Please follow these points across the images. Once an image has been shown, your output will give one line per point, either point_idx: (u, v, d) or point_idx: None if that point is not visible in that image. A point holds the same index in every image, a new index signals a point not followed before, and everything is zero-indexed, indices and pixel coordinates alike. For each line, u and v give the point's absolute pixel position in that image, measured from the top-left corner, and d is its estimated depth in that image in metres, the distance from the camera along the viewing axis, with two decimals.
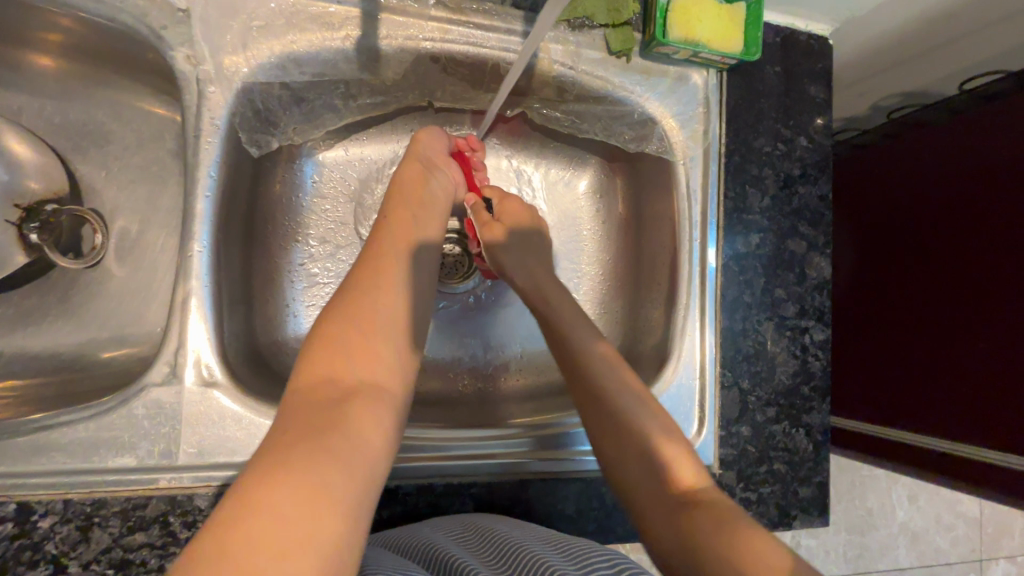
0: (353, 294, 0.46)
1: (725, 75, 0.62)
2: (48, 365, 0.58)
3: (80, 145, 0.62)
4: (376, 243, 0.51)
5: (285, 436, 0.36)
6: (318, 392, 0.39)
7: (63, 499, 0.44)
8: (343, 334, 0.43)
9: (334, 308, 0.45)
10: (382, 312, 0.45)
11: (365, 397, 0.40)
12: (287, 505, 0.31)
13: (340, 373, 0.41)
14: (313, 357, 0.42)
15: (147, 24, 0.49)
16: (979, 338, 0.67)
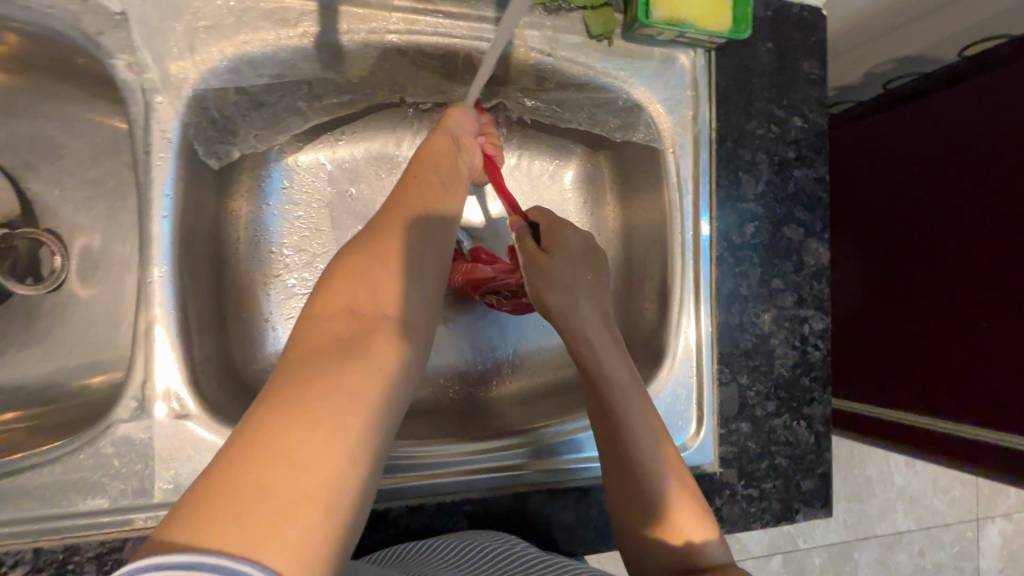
0: (377, 234, 0.42)
1: (714, 54, 0.58)
2: (13, 398, 0.55)
3: (29, 161, 0.58)
4: (399, 197, 0.46)
5: (296, 369, 0.32)
6: (335, 325, 0.35)
7: (32, 548, 0.42)
8: (364, 268, 0.39)
9: (357, 244, 0.41)
10: (407, 252, 0.42)
11: (386, 331, 0.36)
12: (300, 445, 0.28)
13: (361, 305, 0.37)
14: (329, 287, 0.38)
15: (82, 30, 0.45)
16: (984, 322, 0.65)
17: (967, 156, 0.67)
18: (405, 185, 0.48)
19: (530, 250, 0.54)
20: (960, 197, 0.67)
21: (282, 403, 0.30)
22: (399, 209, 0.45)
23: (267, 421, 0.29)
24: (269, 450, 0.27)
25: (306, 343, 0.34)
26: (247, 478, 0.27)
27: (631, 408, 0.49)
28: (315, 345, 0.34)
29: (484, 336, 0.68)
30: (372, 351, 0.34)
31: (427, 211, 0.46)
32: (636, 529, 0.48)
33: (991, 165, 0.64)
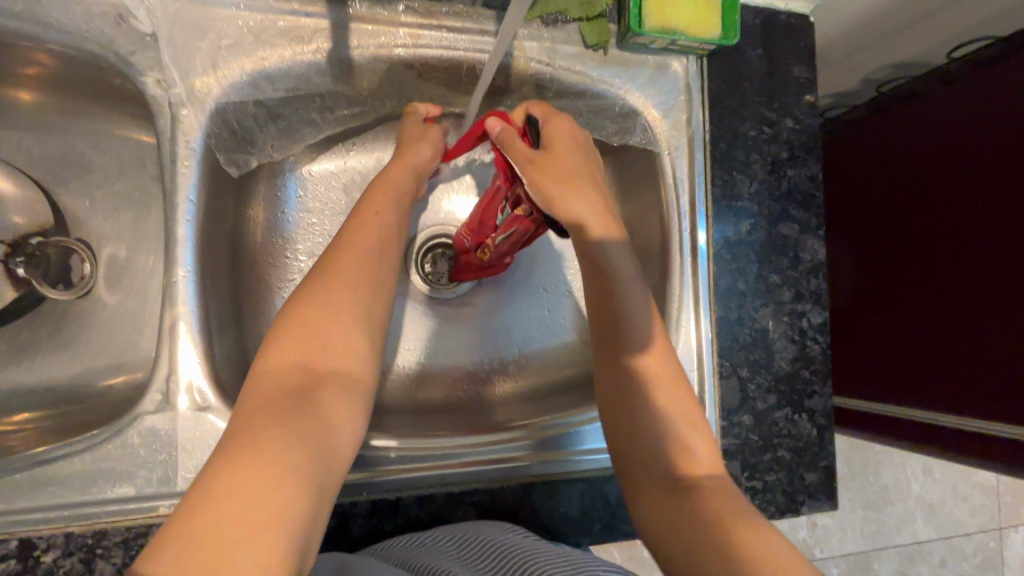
0: (333, 273, 0.44)
1: (706, 61, 0.61)
2: (44, 399, 0.58)
3: (61, 176, 0.62)
4: (359, 220, 0.49)
5: (251, 422, 0.34)
6: (288, 377, 0.38)
7: (63, 533, 0.44)
8: (318, 319, 0.41)
9: (311, 286, 0.43)
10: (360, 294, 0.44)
11: (332, 390, 0.39)
12: (252, 485, 0.29)
13: (312, 359, 0.39)
14: (283, 341, 0.40)
15: (115, 51, 0.49)
16: (986, 315, 0.66)
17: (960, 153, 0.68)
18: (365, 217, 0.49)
19: (523, 148, 0.47)
20: (954, 196, 0.69)
21: (239, 449, 0.31)
22: (356, 244, 0.47)
23: (222, 466, 0.30)
24: (224, 490, 0.29)
25: (258, 399, 0.36)
26: (201, 517, 0.28)
27: (636, 324, 0.48)
28: (268, 399, 0.36)
29: (486, 337, 0.69)
30: (320, 411, 0.37)
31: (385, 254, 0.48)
32: (638, 454, 0.46)
33: (985, 162, 0.66)
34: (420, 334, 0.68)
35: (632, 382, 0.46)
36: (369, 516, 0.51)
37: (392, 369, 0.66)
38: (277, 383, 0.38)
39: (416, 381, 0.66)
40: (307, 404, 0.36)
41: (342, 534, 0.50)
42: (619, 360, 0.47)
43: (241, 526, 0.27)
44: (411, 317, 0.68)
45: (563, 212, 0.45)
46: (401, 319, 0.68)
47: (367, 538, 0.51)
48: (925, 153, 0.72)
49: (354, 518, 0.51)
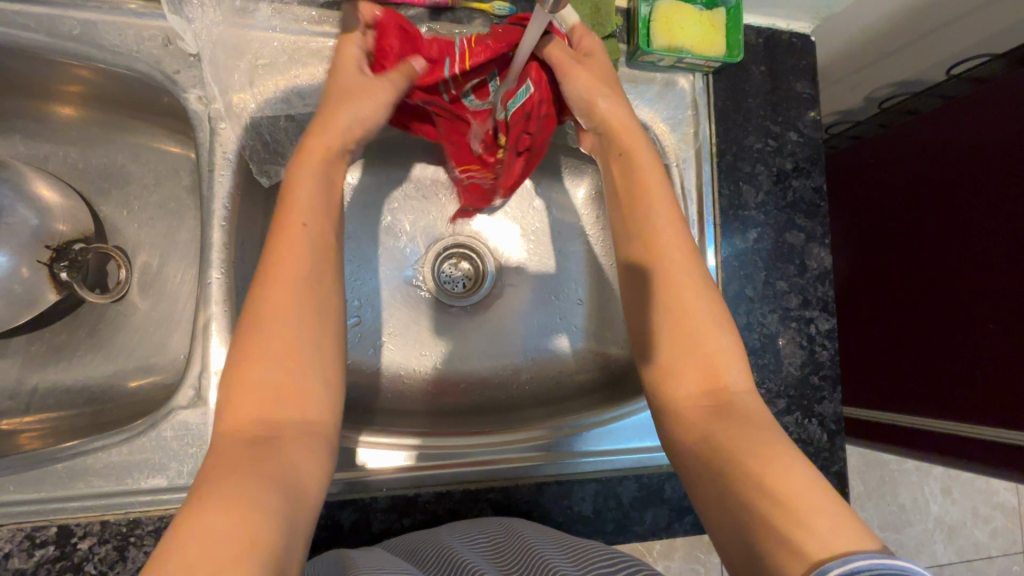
0: (265, 312, 0.39)
1: (712, 78, 0.64)
2: (78, 399, 0.61)
3: (102, 187, 0.66)
4: (286, 237, 0.42)
5: (203, 488, 0.32)
6: (242, 435, 0.35)
7: (100, 520, 0.47)
8: (258, 371, 0.37)
9: (244, 333, 0.39)
10: (298, 315, 0.39)
11: (289, 443, 0.36)
12: (217, 533, 0.28)
13: (266, 413, 0.36)
14: (232, 399, 0.37)
15: (161, 70, 0.53)
16: (991, 324, 0.66)
17: (961, 164, 0.70)
18: (290, 234, 0.41)
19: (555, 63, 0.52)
20: (958, 206, 0.70)
21: (199, 512, 0.29)
22: (290, 266, 0.40)
23: (188, 522, 0.29)
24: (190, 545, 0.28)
25: (213, 463, 0.34)
26: (172, 572, 0.27)
27: (665, 271, 0.46)
28: (228, 454, 0.34)
29: (499, 342, 0.71)
30: (276, 462, 0.34)
31: (325, 271, 0.42)
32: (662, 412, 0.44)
33: (987, 172, 0.67)
34: (436, 340, 0.70)
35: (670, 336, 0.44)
36: (388, 510, 0.53)
37: (409, 373, 0.68)
38: (232, 443, 0.35)
39: (434, 386, 0.68)
40: (262, 457, 0.34)
41: (362, 528, 0.52)
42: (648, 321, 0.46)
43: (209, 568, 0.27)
44: (428, 325, 0.71)
45: (600, 116, 0.52)
46: (417, 325, 0.70)
47: (387, 532, 0.53)
48: (927, 165, 0.74)
49: (374, 513, 0.53)
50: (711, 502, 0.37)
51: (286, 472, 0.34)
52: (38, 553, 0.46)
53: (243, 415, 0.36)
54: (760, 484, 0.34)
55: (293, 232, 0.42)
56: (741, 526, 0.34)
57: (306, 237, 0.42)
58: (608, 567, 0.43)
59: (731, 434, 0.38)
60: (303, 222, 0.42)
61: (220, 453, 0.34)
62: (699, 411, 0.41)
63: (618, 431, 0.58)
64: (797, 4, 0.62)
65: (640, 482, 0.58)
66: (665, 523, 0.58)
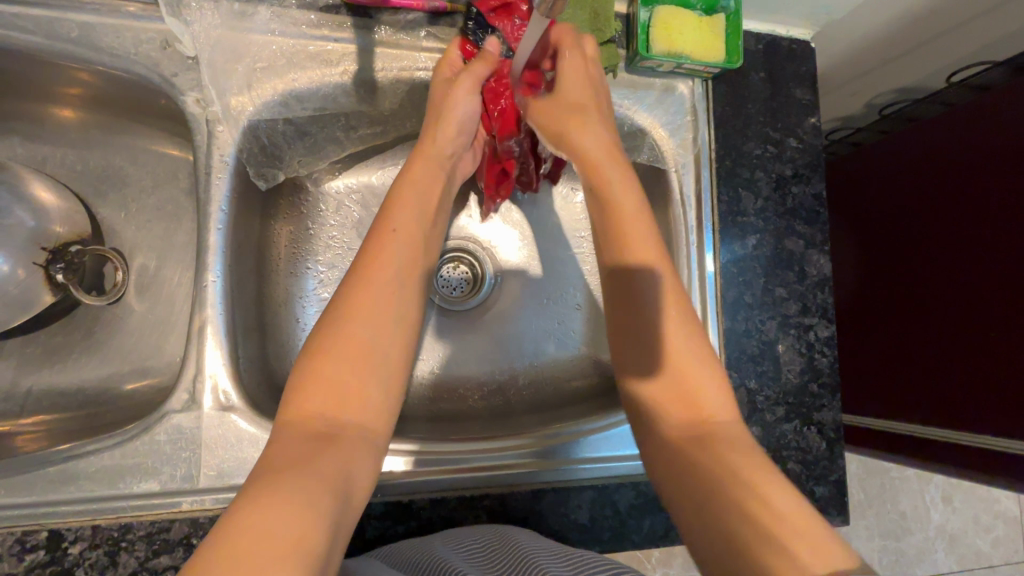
0: (350, 309, 0.43)
1: (711, 83, 0.64)
2: (73, 401, 0.61)
3: (100, 189, 0.66)
4: (377, 240, 0.48)
5: (271, 477, 0.34)
6: (306, 425, 0.38)
7: (91, 525, 0.46)
8: (333, 366, 0.41)
9: (329, 332, 0.42)
10: (381, 317, 0.44)
11: (352, 443, 0.39)
12: (283, 526, 0.31)
13: (330, 409, 0.39)
14: (304, 388, 0.40)
15: (160, 72, 0.53)
16: (989, 333, 0.66)
17: (962, 171, 0.70)
18: (384, 242, 0.47)
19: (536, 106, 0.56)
20: (958, 214, 0.70)
21: (263, 495, 0.32)
22: (378, 272, 0.45)
23: (258, 502, 0.32)
24: (253, 535, 0.30)
25: (281, 450, 0.36)
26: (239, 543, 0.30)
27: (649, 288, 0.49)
28: (292, 441, 0.37)
29: (496, 347, 0.71)
30: (337, 461, 0.37)
31: (407, 281, 0.47)
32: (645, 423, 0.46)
33: (986, 179, 0.67)
34: (433, 346, 0.70)
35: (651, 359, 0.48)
36: (383, 517, 0.53)
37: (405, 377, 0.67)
38: (296, 430, 0.38)
39: (431, 390, 0.68)
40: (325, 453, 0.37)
41: (356, 534, 0.52)
42: (637, 340, 0.49)
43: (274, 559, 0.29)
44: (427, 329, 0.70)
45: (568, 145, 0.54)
46: None
47: (381, 538, 0.53)
48: (928, 172, 0.74)
49: (369, 519, 0.53)
50: (693, 510, 0.40)
51: (342, 471, 0.36)
52: (28, 558, 0.45)
53: (309, 406, 0.39)
54: (746, 512, 0.37)
55: (388, 239, 0.48)
56: (718, 546, 0.37)
57: (397, 245, 0.48)
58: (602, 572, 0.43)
59: (710, 459, 0.41)
60: (395, 232, 0.48)
61: (286, 438, 0.37)
62: (677, 436, 0.44)
63: (614, 437, 0.58)
64: (796, 9, 0.62)
65: (637, 489, 0.57)
66: (662, 531, 0.57)
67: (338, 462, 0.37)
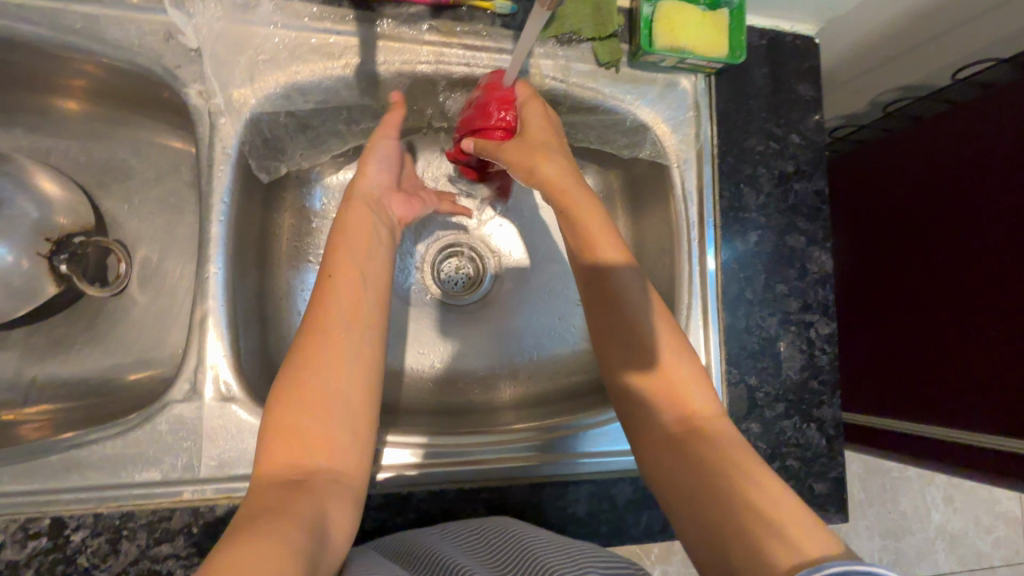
0: (304, 353, 0.43)
1: (714, 79, 0.64)
2: (77, 391, 0.61)
3: (103, 181, 0.66)
4: (322, 280, 0.46)
5: (242, 527, 0.34)
6: (276, 481, 0.38)
7: (93, 513, 0.47)
8: (292, 419, 0.40)
9: (284, 382, 0.42)
10: (335, 356, 0.43)
11: (322, 487, 0.39)
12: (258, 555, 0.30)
13: (296, 460, 0.39)
14: (270, 446, 0.40)
15: (163, 64, 0.53)
16: (986, 330, 0.66)
17: (963, 168, 0.70)
18: (325, 286, 0.46)
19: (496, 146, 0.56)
20: (959, 212, 0.70)
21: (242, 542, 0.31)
22: (329, 307, 0.45)
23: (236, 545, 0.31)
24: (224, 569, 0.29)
25: (252, 502, 0.36)
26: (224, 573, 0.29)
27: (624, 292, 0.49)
28: (262, 498, 0.37)
29: (497, 342, 0.71)
30: (310, 503, 0.37)
31: (365, 314, 0.46)
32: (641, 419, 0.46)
33: (986, 176, 0.67)
34: (434, 340, 0.70)
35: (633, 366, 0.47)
36: (383, 509, 0.53)
37: (405, 371, 0.68)
38: (268, 487, 0.38)
39: (431, 384, 0.68)
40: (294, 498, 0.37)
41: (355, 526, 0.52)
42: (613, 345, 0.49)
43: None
44: (428, 324, 0.70)
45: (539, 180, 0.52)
46: (416, 325, 0.70)
47: (380, 530, 0.53)
48: (929, 170, 0.74)
49: (369, 511, 0.53)
50: (692, 516, 0.39)
51: (315, 515, 0.37)
52: (31, 545, 0.46)
53: (278, 462, 0.39)
54: (737, 517, 0.36)
55: (334, 278, 0.46)
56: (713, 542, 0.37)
57: (347, 281, 0.46)
58: (603, 566, 0.43)
59: (701, 458, 0.41)
60: (340, 270, 0.47)
61: (255, 497, 0.37)
62: (663, 439, 0.44)
63: (614, 432, 0.58)
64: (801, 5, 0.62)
65: (636, 483, 0.57)
66: (660, 526, 0.57)
67: (309, 508, 0.37)
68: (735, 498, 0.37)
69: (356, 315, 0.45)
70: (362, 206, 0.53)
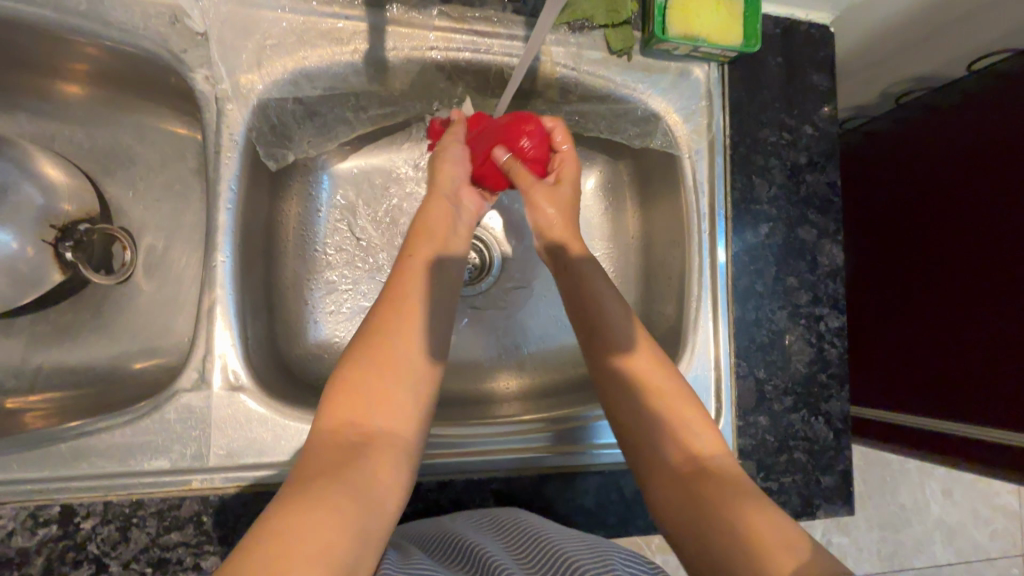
0: (383, 321, 0.45)
1: (727, 68, 0.63)
2: (83, 378, 0.61)
3: (108, 167, 0.65)
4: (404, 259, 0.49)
5: (304, 487, 0.35)
6: (339, 438, 0.39)
7: (103, 502, 0.47)
8: (365, 378, 0.41)
9: (359, 346, 0.44)
10: (411, 330, 0.45)
11: (381, 455, 0.39)
12: (309, 537, 0.31)
13: (360, 419, 0.40)
14: (336, 398, 0.41)
15: (168, 48, 0.52)
16: (989, 325, 0.67)
17: (971, 162, 0.70)
18: (406, 262, 0.49)
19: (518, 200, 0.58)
20: (966, 206, 0.70)
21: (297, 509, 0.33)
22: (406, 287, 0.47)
23: (289, 516, 0.32)
24: (279, 548, 0.30)
25: (312, 464, 0.37)
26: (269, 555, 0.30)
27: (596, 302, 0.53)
28: (322, 455, 0.38)
29: (503, 333, 0.70)
30: (368, 476, 0.37)
31: (434, 294, 0.48)
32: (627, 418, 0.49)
33: (995, 170, 0.67)
34: None
35: (627, 396, 0.49)
36: None
37: None
38: (329, 442, 0.39)
39: (438, 375, 0.68)
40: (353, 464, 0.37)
41: None
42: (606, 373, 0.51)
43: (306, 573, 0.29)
44: None
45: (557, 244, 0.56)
46: None
47: None
48: (937, 163, 0.74)
49: None
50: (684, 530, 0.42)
51: (372, 482, 0.37)
52: (40, 533, 0.46)
53: (339, 418, 0.40)
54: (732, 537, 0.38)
55: (411, 259, 0.49)
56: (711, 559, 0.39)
57: (421, 262, 0.49)
58: (628, 560, 0.42)
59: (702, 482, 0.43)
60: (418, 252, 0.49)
61: (317, 451, 0.38)
62: (665, 462, 0.45)
63: None
64: None
65: None
66: None
67: (368, 475, 0.37)
68: (726, 516, 0.39)
69: (432, 293, 0.48)
70: (443, 201, 0.53)
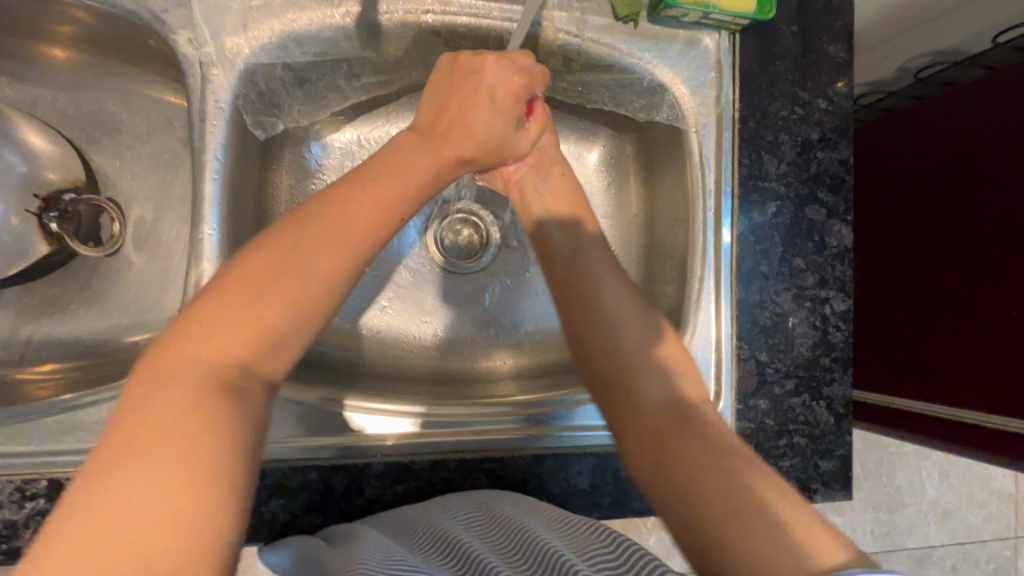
0: (296, 227, 0.36)
1: (738, 37, 0.60)
2: (74, 351, 0.60)
3: (93, 135, 0.63)
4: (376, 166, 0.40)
5: (140, 426, 0.27)
6: (207, 365, 0.30)
7: None
8: (263, 292, 0.33)
9: (258, 251, 0.34)
10: (329, 244, 0.35)
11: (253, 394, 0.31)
12: (148, 498, 0.24)
13: (240, 346, 0.31)
14: (214, 315, 0.32)
15: (149, 9, 0.50)
16: (996, 309, 0.65)
17: (981, 143, 0.68)
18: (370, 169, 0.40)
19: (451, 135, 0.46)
20: (974, 190, 0.68)
21: (122, 463, 0.25)
22: (345, 190, 0.38)
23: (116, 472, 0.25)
24: (109, 521, 0.24)
25: (171, 399, 0.28)
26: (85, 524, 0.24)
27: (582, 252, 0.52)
28: (175, 379, 0.29)
29: (499, 312, 0.69)
30: (234, 418, 0.29)
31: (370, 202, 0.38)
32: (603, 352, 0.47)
33: (1006, 152, 0.65)
34: (435, 309, 0.68)
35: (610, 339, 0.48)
36: (383, 477, 0.53)
37: (405, 340, 0.66)
38: (191, 367, 0.30)
39: (432, 352, 0.67)
40: (221, 401, 0.29)
41: (355, 494, 0.52)
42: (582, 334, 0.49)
43: (139, 537, 0.24)
44: (430, 292, 0.68)
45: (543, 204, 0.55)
46: (417, 293, 0.68)
47: (381, 498, 0.53)
48: (947, 144, 0.72)
49: (368, 479, 0.52)
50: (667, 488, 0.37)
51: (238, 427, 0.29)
52: (28, 505, 0.45)
53: (210, 344, 0.31)
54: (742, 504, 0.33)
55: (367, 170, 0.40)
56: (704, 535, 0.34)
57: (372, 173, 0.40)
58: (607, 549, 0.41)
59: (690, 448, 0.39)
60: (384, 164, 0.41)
61: (169, 377, 0.29)
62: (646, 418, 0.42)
63: None
64: None
65: None
66: None
67: (233, 418, 0.29)
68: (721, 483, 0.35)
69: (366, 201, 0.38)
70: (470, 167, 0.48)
